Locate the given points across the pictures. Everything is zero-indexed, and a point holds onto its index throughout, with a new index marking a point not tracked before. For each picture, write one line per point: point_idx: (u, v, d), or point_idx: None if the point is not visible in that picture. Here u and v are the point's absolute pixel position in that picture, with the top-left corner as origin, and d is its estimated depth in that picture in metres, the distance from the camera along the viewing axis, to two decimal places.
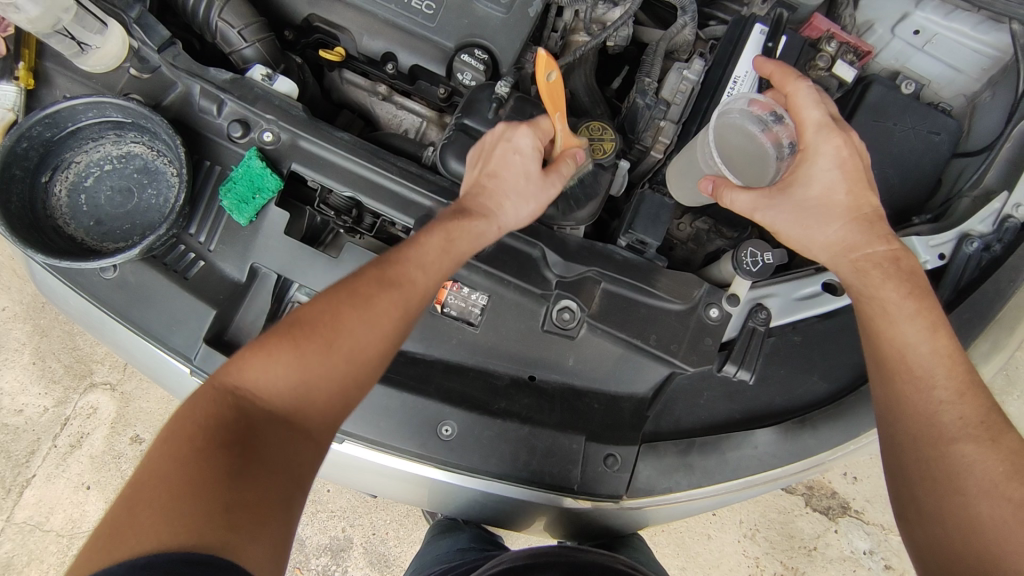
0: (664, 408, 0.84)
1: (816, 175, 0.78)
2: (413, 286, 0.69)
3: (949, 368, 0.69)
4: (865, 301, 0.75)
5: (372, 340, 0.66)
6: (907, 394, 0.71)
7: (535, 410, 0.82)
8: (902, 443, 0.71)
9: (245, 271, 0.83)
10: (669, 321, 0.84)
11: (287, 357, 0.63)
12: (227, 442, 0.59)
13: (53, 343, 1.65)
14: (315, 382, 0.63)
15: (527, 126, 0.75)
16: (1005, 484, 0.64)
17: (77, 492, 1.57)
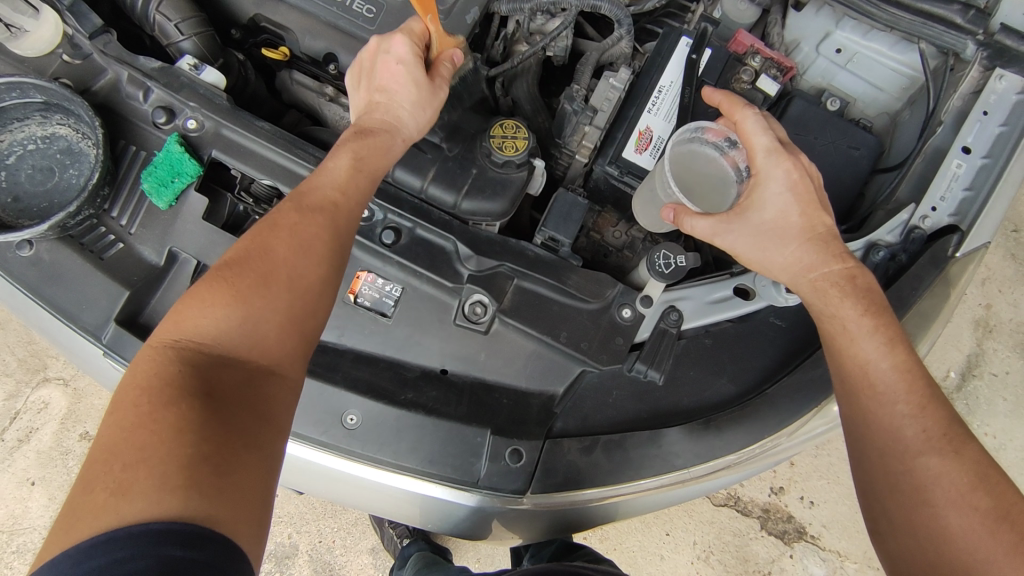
0: (572, 407, 0.84)
1: (771, 200, 0.76)
2: (332, 207, 0.69)
3: (908, 381, 0.66)
4: (824, 320, 0.72)
5: (308, 257, 0.65)
6: (869, 408, 0.67)
7: (442, 402, 0.82)
8: (869, 458, 0.67)
9: (163, 255, 0.84)
10: (580, 319, 0.85)
11: (225, 301, 0.60)
12: (184, 388, 0.54)
13: (9, 337, 1.64)
14: (261, 309, 0.61)
15: (401, 35, 0.78)
16: (970, 493, 0.61)
17: (21, 488, 1.55)
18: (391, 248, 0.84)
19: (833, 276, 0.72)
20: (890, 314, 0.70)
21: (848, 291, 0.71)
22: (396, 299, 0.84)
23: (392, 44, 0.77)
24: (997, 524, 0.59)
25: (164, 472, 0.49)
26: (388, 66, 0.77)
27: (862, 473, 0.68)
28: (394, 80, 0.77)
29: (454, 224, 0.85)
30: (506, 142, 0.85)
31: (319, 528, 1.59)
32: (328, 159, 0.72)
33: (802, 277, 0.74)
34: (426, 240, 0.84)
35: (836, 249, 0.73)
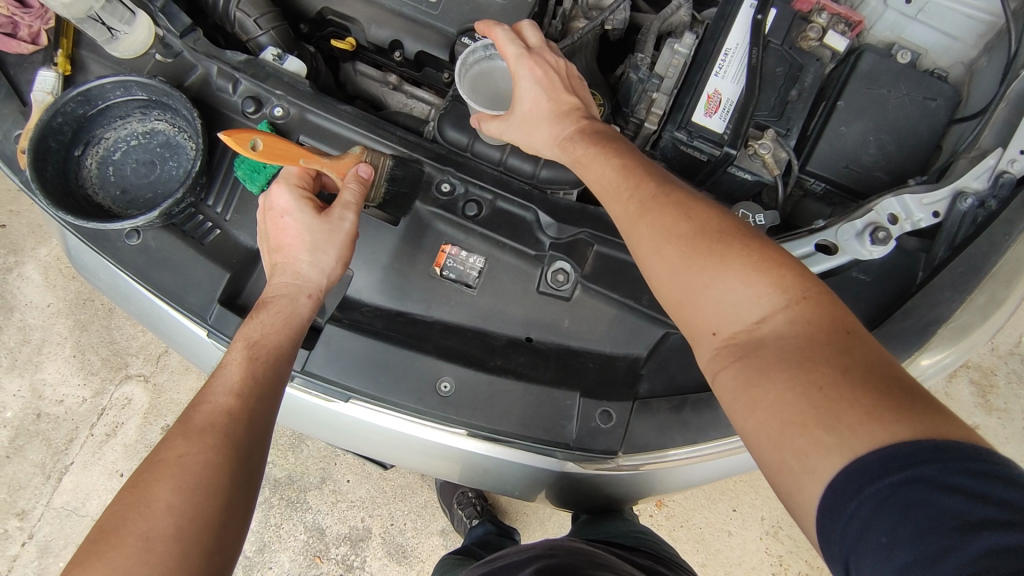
0: (658, 368, 0.85)
1: (523, 94, 0.83)
2: (220, 419, 0.64)
3: (662, 224, 0.63)
4: (608, 201, 0.72)
5: (191, 490, 0.59)
6: (655, 278, 0.64)
7: (530, 367, 0.84)
8: (693, 322, 0.61)
9: (257, 238, 0.89)
10: None
11: (93, 573, 0.54)
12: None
13: (92, 337, 1.71)
14: (141, 573, 0.54)
15: (279, 186, 0.76)
16: (738, 265, 0.58)
17: (111, 479, 1.62)
18: (473, 220, 0.86)
19: (613, 166, 0.72)
20: (644, 171, 0.69)
21: (601, 151, 0.74)
22: (480, 270, 0.86)
23: (276, 200, 0.76)
24: (773, 287, 0.57)
25: None
26: (276, 222, 0.76)
27: (702, 348, 0.61)
28: (285, 236, 0.76)
29: (533, 193, 0.87)
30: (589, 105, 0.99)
31: (390, 511, 1.64)
32: (225, 364, 0.70)
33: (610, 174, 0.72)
34: (507, 212, 0.86)
35: (579, 118, 0.81)
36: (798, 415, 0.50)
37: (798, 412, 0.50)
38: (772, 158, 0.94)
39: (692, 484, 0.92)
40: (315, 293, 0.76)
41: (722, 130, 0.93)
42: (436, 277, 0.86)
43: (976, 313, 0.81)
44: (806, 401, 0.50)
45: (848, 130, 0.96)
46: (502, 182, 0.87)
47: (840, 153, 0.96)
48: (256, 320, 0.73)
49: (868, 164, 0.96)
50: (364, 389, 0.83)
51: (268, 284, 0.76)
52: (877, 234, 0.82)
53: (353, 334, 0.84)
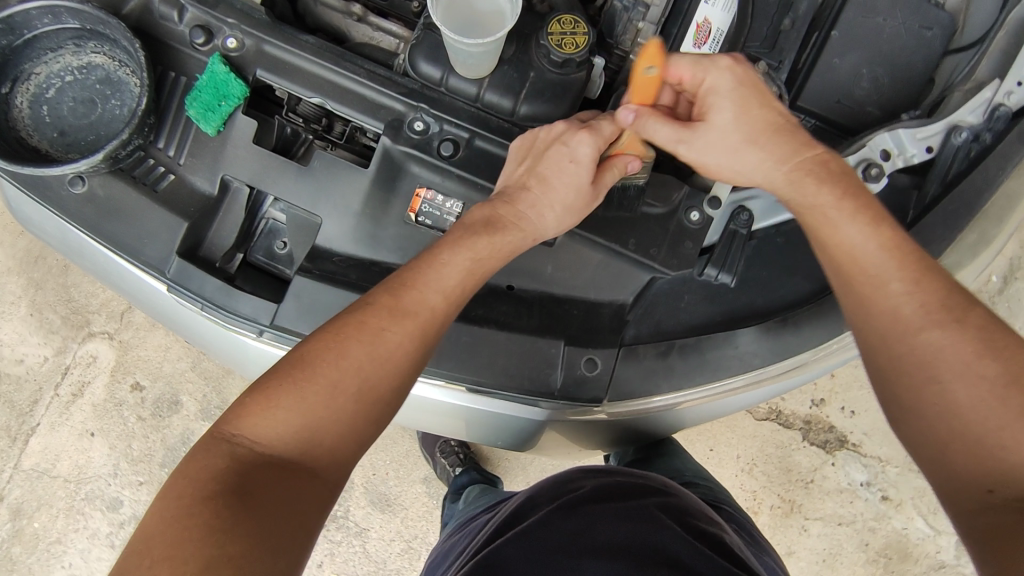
0: (643, 314, 0.82)
1: (721, 114, 0.72)
2: (435, 302, 0.67)
3: (938, 295, 0.61)
4: (815, 226, 0.67)
5: (386, 359, 0.63)
6: (876, 313, 0.63)
7: (513, 316, 0.81)
8: (902, 364, 0.61)
9: (215, 184, 0.82)
10: (648, 225, 0.82)
11: (280, 403, 0.60)
12: (228, 489, 0.56)
13: (49, 294, 1.63)
14: (332, 417, 0.61)
15: (585, 132, 0.74)
16: (976, 362, 0.58)
17: (82, 439, 1.57)
18: (449, 160, 0.79)
19: (874, 239, 0.64)
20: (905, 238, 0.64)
21: (824, 182, 0.68)
22: (458, 216, 0.81)
23: (577, 143, 0.74)
24: (1007, 391, 0.57)
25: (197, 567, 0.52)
26: (554, 159, 0.74)
27: (919, 396, 0.60)
28: (553, 173, 0.74)
29: (513, 130, 0.80)
30: (565, 41, 0.77)
31: (371, 462, 1.62)
32: (452, 243, 0.70)
33: (815, 170, 0.69)
34: (486, 151, 0.80)
35: (806, 149, 0.70)
36: (975, 481, 0.57)
37: (994, 473, 0.56)
38: (763, 94, 0.90)
39: (708, 419, 0.90)
40: (538, 238, 0.75)
41: None
42: (411, 224, 0.81)
43: (964, 252, 0.81)
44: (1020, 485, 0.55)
45: (840, 63, 0.92)
46: (479, 119, 0.80)
47: (831, 87, 0.92)
48: (491, 236, 0.71)
49: (860, 99, 0.92)
50: None
51: (516, 202, 0.74)
52: (869, 170, 0.79)
53: (324, 285, 0.79)
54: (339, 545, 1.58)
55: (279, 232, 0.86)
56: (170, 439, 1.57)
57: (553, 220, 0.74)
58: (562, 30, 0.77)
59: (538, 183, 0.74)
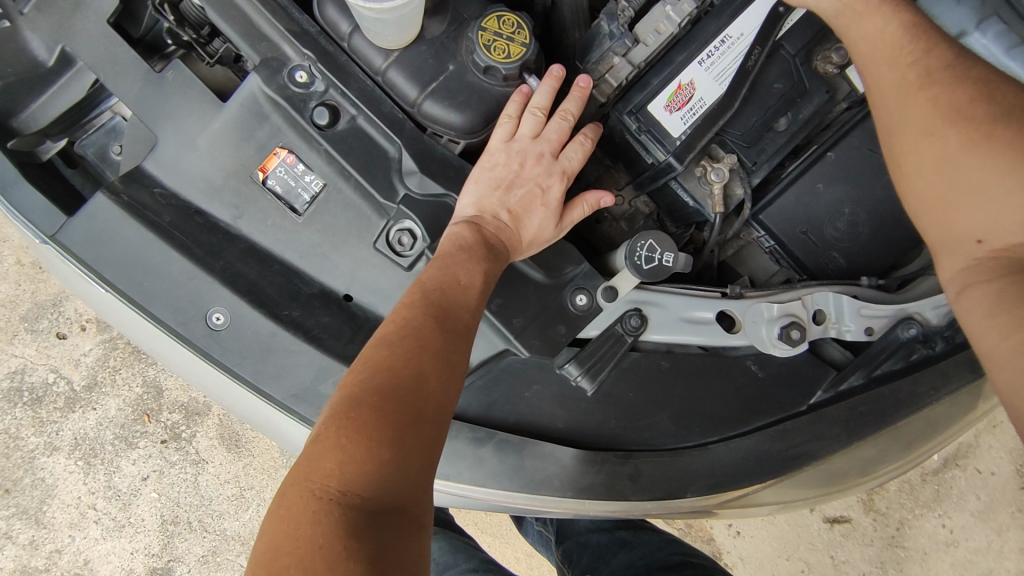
0: (481, 385, 0.69)
1: (569, 156, 0.69)
2: (470, 316, 0.57)
3: (947, 100, 0.51)
4: (870, 63, 0.57)
5: (455, 377, 0.52)
6: (912, 146, 0.52)
7: (330, 332, 0.68)
8: (940, 221, 0.50)
9: (53, 54, 0.67)
10: (524, 291, 0.69)
11: (353, 432, 0.44)
12: (343, 556, 0.39)
13: None
14: (421, 447, 0.46)
15: (561, 177, 0.69)
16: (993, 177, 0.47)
17: None
18: (323, 130, 0.66)
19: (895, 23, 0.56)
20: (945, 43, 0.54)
21: (867, 13, 0.58)
22: (314, 195, 0.68)
23: (553, 184, 0.68)
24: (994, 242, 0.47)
25: None
26: (530, 194, 0.67)
27: (950, 256, 0.49)
28: (528, 213, 0.67)
29: (405, 124, 0.66)
30: (498, 44, 0.63)
31: None
32: (459, 264, 0.60)
33: (889, 89, 0.55)
34: (366, 135, 0.67)
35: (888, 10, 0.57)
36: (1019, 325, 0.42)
37: None
38: (721, 192, 0.76)
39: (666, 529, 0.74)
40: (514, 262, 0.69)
41: (676, 134, 0.74)
42: (256, 185, 0.68)
43: (854, 460, 0.68)
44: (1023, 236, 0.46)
45: (823, 191, 0.78)
46: (370, 96, 0.66)
47: (803, 214, 0.79)
48: (491, 260, 0.62)
49: (829, 239, 0.78)
50: (118, 286, 0.65)
51: (485, 228, 0.64)
52: (790, 332, 0.67)
53: (127, 218, 0.65)
54: (170, 467, 1.39)
55: (119, 134, 0.73)
56: (41, 296, 1.43)
57: (534, 253, 0.69)
58: (498, 31, 0.63)
59: (509, 225, 0.66)
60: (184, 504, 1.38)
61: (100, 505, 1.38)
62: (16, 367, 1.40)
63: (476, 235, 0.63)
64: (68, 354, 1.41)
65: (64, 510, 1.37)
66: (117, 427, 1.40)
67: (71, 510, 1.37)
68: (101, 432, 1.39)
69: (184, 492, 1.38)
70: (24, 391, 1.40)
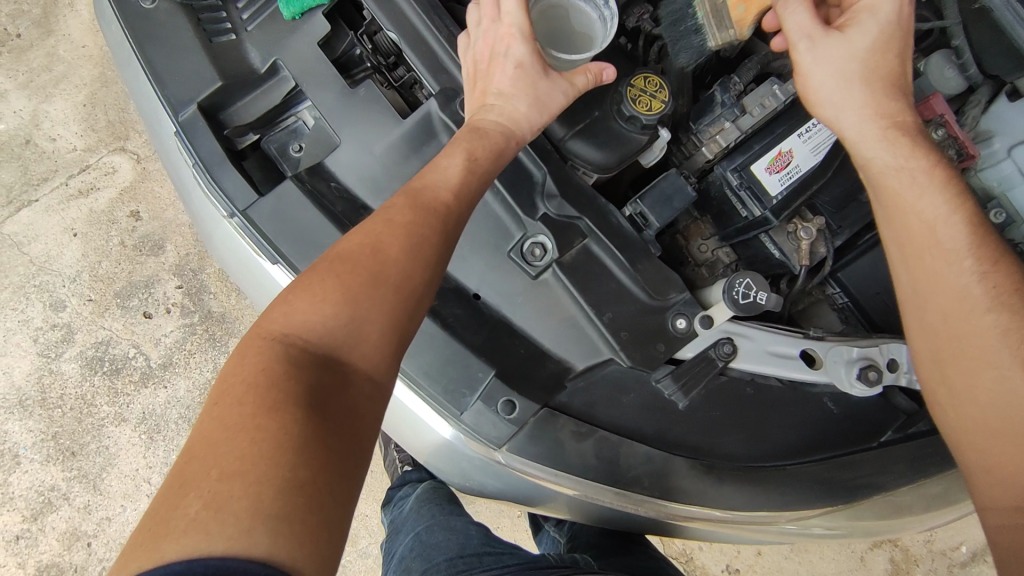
0: (583, 387, 0.78)
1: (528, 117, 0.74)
2: (444, 205, 0.66)
3: (1015, 334, 0.62)
4: (928, 251, 0.67)
5: (414, 253, 0.61)
6: (965, 356, 0.64)
7: (462, 323, 0.78)
8: (986, 448, 0.62)
9: (266, 64, 0.82)
10: (631, 309, 0.79)
11: (311, 286, 0.58)
12: (282, 378, 0.51)
13: (108, 98, 1.71)
14: (365, 309, 0.58)
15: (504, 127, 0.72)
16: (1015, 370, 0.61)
17: (63, 235, 1.61)
18: None
19: (950, 212, 0.66)
20: (994, 251, 0.65)
21: (928, 185, 0.68)
22: None
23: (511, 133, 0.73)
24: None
25: (268, 472, 0.45)
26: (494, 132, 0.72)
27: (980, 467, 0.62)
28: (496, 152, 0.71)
29: (552, 155, 0.79)
30: (642, 98, 0.75)
31: None
32: (450, 161, 0.69)
33: (939, 273, 0.66)
34: (517, 160, 0.79)
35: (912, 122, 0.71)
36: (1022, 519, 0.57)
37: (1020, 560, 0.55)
38: (807, 247, 0.86)
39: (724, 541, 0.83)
40: None
41: (774, 193, 0.84)
42: None
43: (917, 496, 0.78)
44: None
45: None
46: None
47: (875, 277, 0.89)
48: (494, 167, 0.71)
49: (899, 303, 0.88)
50: (293, 262, 0.77)
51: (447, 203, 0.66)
52: (867, 373, 0.75)
53: (308, 205, 0.77)
54: None
55: (300, 135, 0.85)
56: (136, 275, 1.59)
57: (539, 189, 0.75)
58: (644, 88, 0.76)
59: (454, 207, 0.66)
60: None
61: (155, 479, 1.46)
62: (102, 338, 1.55)
63: (445, 206, 0.66)
64: (151, 332, 1.55)
65: (121, 479, 1.46)
66: (183, 408, 1.51)
67: (127, 481, 1.46)
68: (167, 411, 1.51)
69: None
70: (105, 361, 1.53)
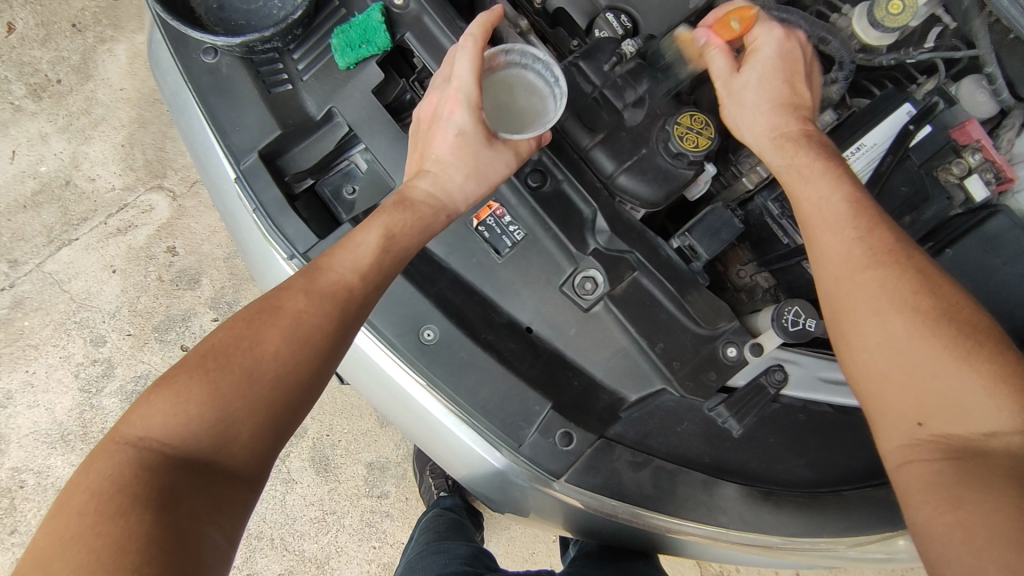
0: (637, 418, 0.80)
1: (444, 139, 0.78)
2: (369, 292, 0.70)
3: (892, 288, 0.63)
4: (822, 228, 0.69)
5: (290, 345, 0.63)
6: (859, 318, 0.65)
7: (517, 356, 0.80)
8: (891, 400, 0.61)
9: (322, 111, 0.85)
10: (683, 338, 0.80)
11: (197, 386, 0.59)
12: (127, 475, 0.55)
13: (146, 137, 1.75)
14: (237, 414, 0.59)
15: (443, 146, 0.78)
16: (922, 333, 0.61)
17: (103, 272, 1.66)
18: (532, 190, 0.82)
19: (839, 194, 0.69)
20: (885, 229, 0.67)
21: (812, 176, 0.72)
22: (515, 241, 0.82)
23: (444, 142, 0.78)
24: (936, 411, 0.59)
25: (102, 557, 0.50)
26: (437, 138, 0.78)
27: (891, 431, 0.61)
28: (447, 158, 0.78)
29: (602, 192, 0.82)
30: (689, 135, 0.78)
31: (330, 422, 1.57)
32: (368, 223, 0.73)
33: (837, 250, 0.67)
34: (567, 197, 0.81)
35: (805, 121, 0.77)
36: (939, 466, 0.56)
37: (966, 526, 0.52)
38: None
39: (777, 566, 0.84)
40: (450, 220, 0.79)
41: None
42: (469, 228, 0.83)
43: None
44: (951, 424, 0.58)
45: None
46: (576, 168, 0.82)
47: None
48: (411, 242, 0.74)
49: None
50: None
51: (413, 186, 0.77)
52: None
53: None
54: None
55: (353, 177, 0.89)
56: (173, 309, 1.65)
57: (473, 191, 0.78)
58: (690, 126, 0.78)
59: (423, 210, 0.76)
60: (270, 520, 1.51)
61: None
62: (141, 371, 1.62)
63: (429, 211, 0.76)
64: None
65: None
66: None
67: None
68: None
69: (272, 509, 1.52)
70: None
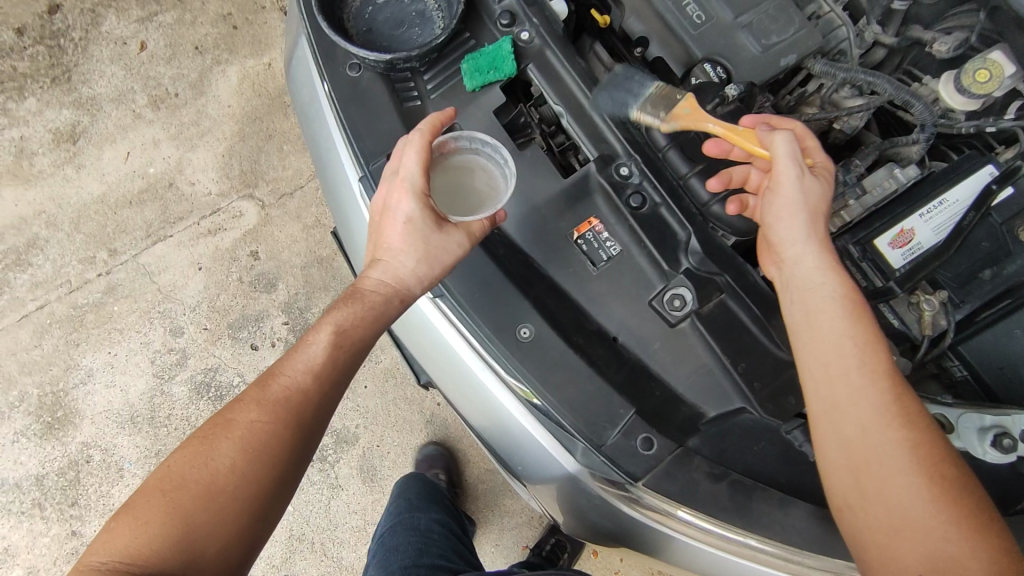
0: (714, 435, 0.84)
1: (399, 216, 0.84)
2: (312, 384, 0.79)
3: (906, 444, 0.69)
4: (838, 373, 0.74)
5: (243, 441, 0.74)
6: (866, 475, 0.70)
7: (605, 362, 0.85)
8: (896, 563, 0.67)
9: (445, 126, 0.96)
10: (766, 360, 0.84)
11: (154, 506, 0.69)
12: None
13: (245, 150, 1.88)
14: (196, 518, 0.69)
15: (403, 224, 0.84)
16: (929, 499, 0.67)
17: (190, 268, 1.78)
18: (633, 210, 0.89)
19: (858, 341, 0.74)
20: (897, 389, 0.72)
21: (842, 310, 0.76)
22: (611, 256, 0.89)
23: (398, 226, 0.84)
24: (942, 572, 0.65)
25: None
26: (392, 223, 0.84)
27: None
28: (401, 240, 0.84)
29: (696, 219, 0.89)
30: None
31: (383, 434, 1.60)
32: (301, 344, 0.82)
33: (854, 386, 0.72)
34: (665, 220, 0.88)
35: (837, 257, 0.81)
36: None
37: None
38: (930, 318, 0.91)
39: None
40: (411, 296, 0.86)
41: (897, 266, 0.91)
42: (570, 240, 0.90)
43: None
44: None
45: (1020, 336, 0.92)
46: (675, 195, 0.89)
47: (1000, 352, 0.92)
48: (359, 342, 0.84)
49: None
50: (460, 298, 0.87)
51: (369, 278, 0.86)
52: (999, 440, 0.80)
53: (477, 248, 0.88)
54: (310, 485, 1.56)
55: None
56: (248, 310, 1.75)
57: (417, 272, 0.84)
58: None
59: (393, 283, 0.85)
60: (312, 523, 1.54)
61: None
62: (212, 364, 1.71)
63: (384, 298, 0.85)
64: (255, 363, 1.72)
65: None
66: None
67: None
68: None
69: (316, 512, 1.55)
70: (211, 388, 1.70)
